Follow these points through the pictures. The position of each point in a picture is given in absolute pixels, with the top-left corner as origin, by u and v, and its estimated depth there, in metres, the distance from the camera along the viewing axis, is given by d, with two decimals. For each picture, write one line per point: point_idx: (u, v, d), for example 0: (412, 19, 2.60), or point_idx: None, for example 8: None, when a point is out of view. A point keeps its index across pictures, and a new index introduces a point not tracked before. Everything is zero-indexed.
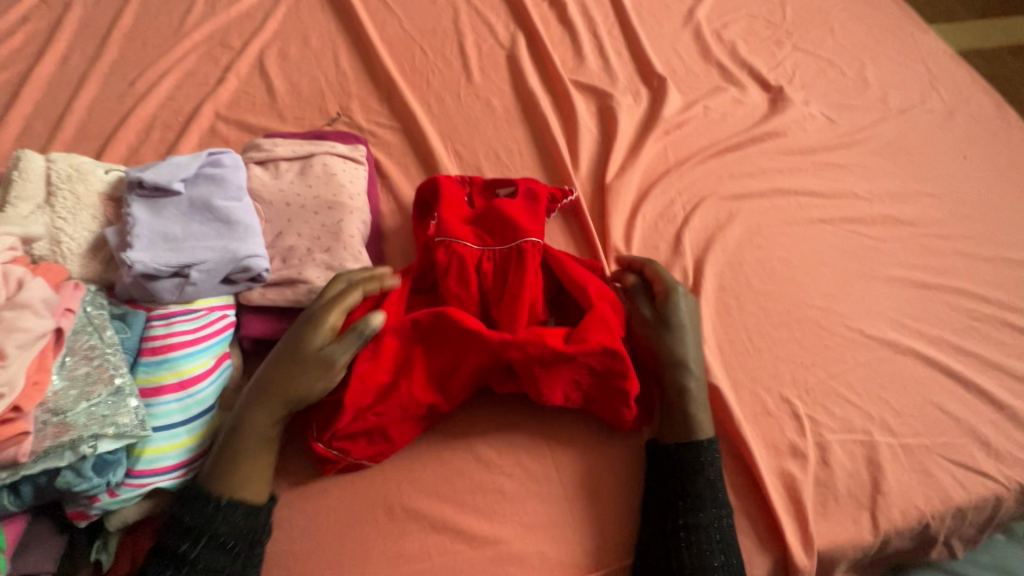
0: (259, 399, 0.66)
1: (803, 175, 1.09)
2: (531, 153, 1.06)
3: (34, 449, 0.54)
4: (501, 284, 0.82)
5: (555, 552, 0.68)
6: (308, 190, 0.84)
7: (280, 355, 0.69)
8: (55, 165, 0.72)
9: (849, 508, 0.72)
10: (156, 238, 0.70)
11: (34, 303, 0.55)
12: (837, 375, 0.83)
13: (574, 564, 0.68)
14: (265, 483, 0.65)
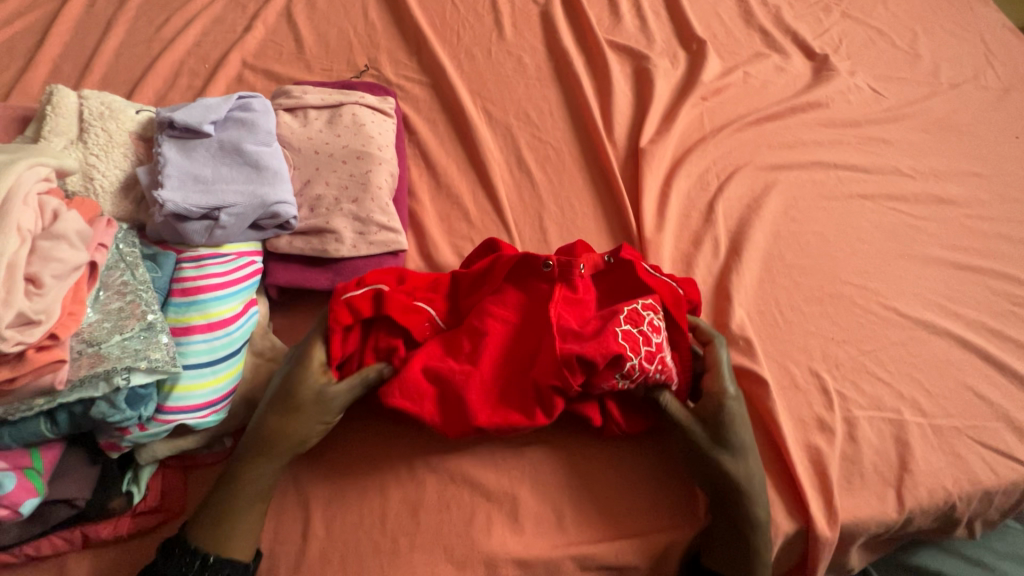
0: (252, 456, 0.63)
1: (844, 148, 1.04)
2: (562, 113, 1.03)
3: (70, 378, 0.55)
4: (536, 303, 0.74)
5: (571, 510, 0.68)
6: (336, 139, 0.82)
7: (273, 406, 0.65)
8: (87, 102, 0.72)
9: (875, 485, 0.71)
10: (186, 179, 0.70)
11: (69, 234, 0.55)
12: (868, 353, 0.81)
13: (587, 525, 0.67)
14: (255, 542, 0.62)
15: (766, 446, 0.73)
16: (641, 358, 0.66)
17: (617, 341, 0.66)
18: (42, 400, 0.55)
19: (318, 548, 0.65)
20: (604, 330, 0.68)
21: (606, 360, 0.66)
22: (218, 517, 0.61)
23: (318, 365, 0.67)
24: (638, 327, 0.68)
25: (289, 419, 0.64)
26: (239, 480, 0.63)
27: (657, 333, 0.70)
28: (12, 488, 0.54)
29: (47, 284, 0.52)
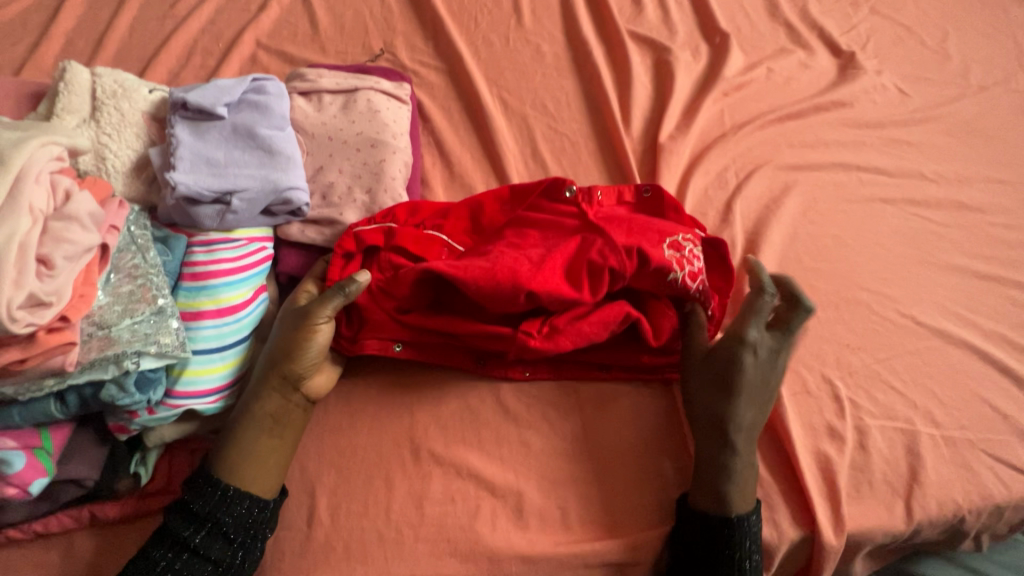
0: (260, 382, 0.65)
1: (867, 149, 1.02)
2: (579, 105, 1.01)
3: (80, 360, 0.55)
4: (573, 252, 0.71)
5: (575, 508, 0.68)
6: (350, 126, 0.81)
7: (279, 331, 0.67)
8: (101, 80, 0.71)
9: (884, 495, 0.70)
10: (198, 161, 0.69)
11: (81, 216, 0.54)
12: (882, 361, 0.79)
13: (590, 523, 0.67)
14: (272, 476, 0.63)
15: (775, 452, 0.72)
16: (686, 274, 0.71)
17: (664, 256, 0.70)
18: (52, 380, 0.54)
19: (322, 535, 0.65)
20: (654, 243, 0.71)
21: (654, 267, 0.69)
22: (225, 453, 0.62)
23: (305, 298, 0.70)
24: (680, 258, 0.71)
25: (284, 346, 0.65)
26: (247, 405, 0.64)
27: (695, 264, 0.72)
28: (22, 467, 0.55)
29: (59, 265, 0.52)
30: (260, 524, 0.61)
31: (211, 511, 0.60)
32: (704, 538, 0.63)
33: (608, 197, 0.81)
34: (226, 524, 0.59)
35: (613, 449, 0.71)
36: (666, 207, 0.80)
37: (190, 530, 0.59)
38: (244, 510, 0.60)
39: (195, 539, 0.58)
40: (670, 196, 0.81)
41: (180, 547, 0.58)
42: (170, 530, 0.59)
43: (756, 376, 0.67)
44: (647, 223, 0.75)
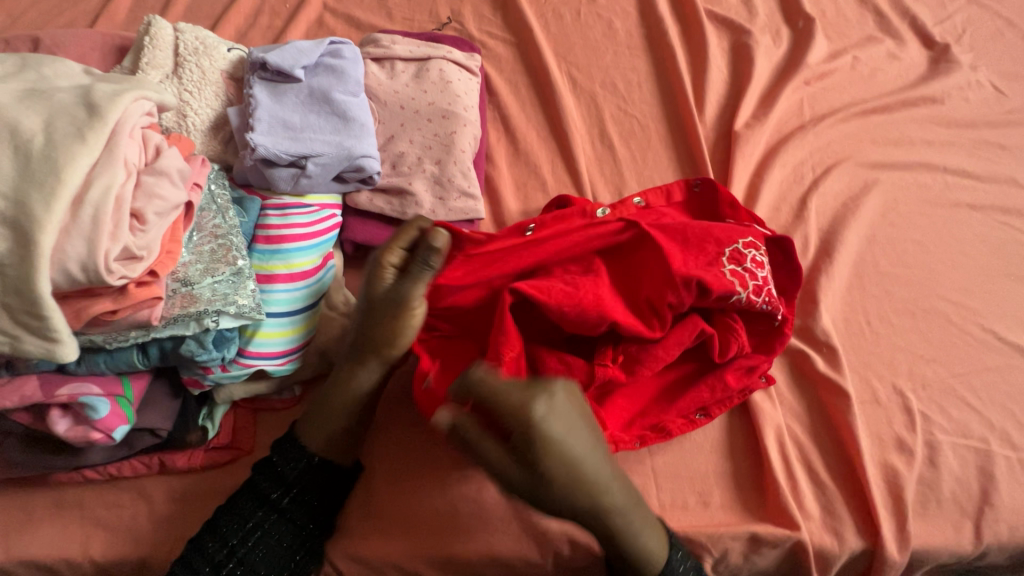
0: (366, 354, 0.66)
1: (956, 150, 0.95)
2: (650, 87, 0.97)
3: (164, 314, 0.56)
4: (637, 265, 0.68)
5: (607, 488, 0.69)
6: (422, 95, 0.80)
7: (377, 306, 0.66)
8: (183, 36, 0.71)
9: (952, 514, 0.67)
10: (276, 123, 0.69)
11: (171, 172, 0.55)
12: (960, 376, 0.75)
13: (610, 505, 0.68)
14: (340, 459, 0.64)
15: (837, 460, 0.69)
16: (750, 292, 0.65)
17: (725, 277, 0.65)
18: (138, 332, 0.55)
19: (381, 502, 0.67)
20: (712, 266, 0.66)
21: (718, 295, 0.64)
22: (319, 412, 0.64)
23: (391, 266, 0.65)
24: (744, 272, 0.66)
25: (372, 319, 0.64)
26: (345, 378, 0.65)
27: (762, 269, 0.68)
28: (106, 414, 0.56)
29: (150, 221, 0.53)
30: (338, 487, 0.65)
31: (299, 477, 0.63)
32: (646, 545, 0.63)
33: (655, 198, 0.78)
34: (309, 489, 0.63)
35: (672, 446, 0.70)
36: (721, 200, 0.77)
37: (278, 492, 0.62)
38: (327, 476, 0.64)
39: (282, 502, 0.62)
40: (724, 187, 0.78)
41: (267, 506, 0.62)
42: (257, 488, 0.62)
43: (565, 436, 0.56)
44: (704, 230, 0.68)
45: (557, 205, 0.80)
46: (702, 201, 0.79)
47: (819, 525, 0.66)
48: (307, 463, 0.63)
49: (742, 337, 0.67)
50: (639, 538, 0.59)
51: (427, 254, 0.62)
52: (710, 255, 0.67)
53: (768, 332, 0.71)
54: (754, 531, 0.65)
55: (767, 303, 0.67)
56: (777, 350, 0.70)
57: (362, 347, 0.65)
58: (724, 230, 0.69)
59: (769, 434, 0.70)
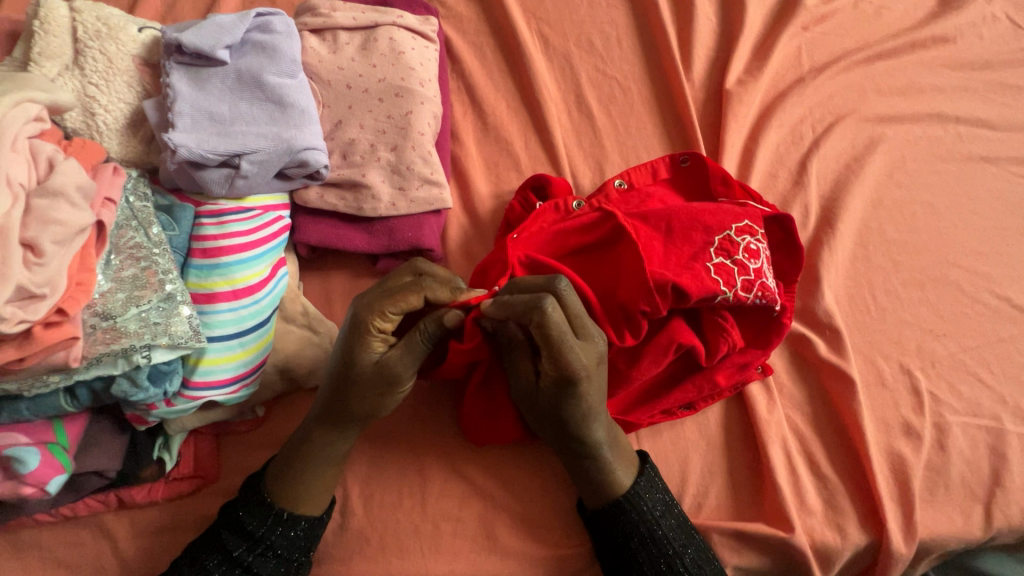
0: (332, 426, 0.58)
1: (968, 96, 0.87)
2: (632, 42, 0.87)
3: (86, 354, 0.49)
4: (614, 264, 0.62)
5: (568, 500, 0.64)
6: (372, 71, 0.70)
7: (353, 382, 0.56)
8: (81, 17, 0.60)
9: (960, 499, 0.64)
10: (201, 117, 0.60)
11: (68, 190, 0.46)
12: (970, 350, 0.70)
13: (572, 515, 0.64)
14: (325, 497, 0.59)
15: (841, 450, 0.65)
16: (737, 290, 0.59)
17: (709, 276, 0.59)
18: (57, 377, 0.49)
19: (356, 526, 0.62)
20: (694, 262, 0.60)
21: (699, 297, 0.58)
22: (289, 474, 0.58)
23: (379, 330, 0.57)
24: (733, 266, 0.60)
25: (355, 394, 0.57)
26: (310, 444, 0.58)
27: (755, 259, 0.61)
28: (37, 465, 0.51)
29: (48, 252, 0.45)
30: (314, 538, 0.59)
31: (267, 533, 0.56)
32: (612, 554, 0.59)
33: (639, 176, 0.71)
34: (279, 546, 0.57)
35: (663, 449, 0.65)
36: (711, 176, 0.70)
37: (243, 548, 0.56)
38: (299, 532, 0.58)
39: (247, 558, 0.56)
40: (714, 162, 0.70)
41: (231, 560, 0.56)
42: (219, 539, 0.56)
43: (593, 415, 0.57)
44: (691, 218, 0.62)
45: (534, 189, 0.72)
46: (690, 179, 0.72)
47: (821, 520, 0.62)
48: (275, 519, 0.57)
49: (733, 335, 0.62)
50: (617, 474, 0.59)
51: (435, 331, 0.56)
52: (695, 246, 0.61)
53: (766, 323, 0.65)
54: (740, 528, 0.61)
55: (759, 297, 0.60)
56: (775, 343, 0.64)
57: (335, 418, 0.58)
58: (715, 215, 0.62)
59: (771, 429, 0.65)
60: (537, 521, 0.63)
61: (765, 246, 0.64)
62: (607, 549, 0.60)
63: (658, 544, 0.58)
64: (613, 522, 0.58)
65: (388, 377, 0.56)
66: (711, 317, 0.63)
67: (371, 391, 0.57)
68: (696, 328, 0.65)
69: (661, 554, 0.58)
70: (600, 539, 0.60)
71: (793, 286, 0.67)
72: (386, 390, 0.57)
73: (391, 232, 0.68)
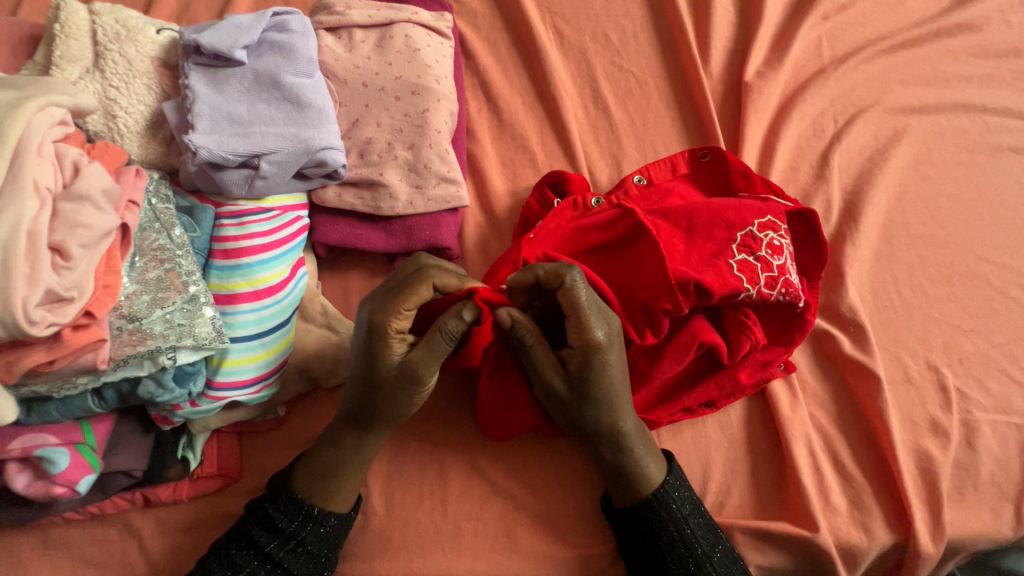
0: (363, 427, 0.59)
1: (996, 85, 0.84)
2: (648, 35, 0.85)
3: (113, 356, 0.49)
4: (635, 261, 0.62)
5: (590, 498, 0.64)
6: (387, 69, 0.70)
7: (377, 384, 0.57)
8: (101, 20, 0.61)
9: (990, 498, 0.62)
10: (220, 119, 0.60)
11: (94, 194, 0.47)
12: (999, 346, 0.69)
13: (592, 513, 0.64)
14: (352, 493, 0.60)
15: (866, 448, 0.64)
16: (760, 287, 0.59)
17: (732, 273, 0.58)
18: (86, 379, 0.50)
19: (378, 525, 0.63)
20: (716, 259, 0.59)
21: (722, 295, 0.58)
22: (322, 474, 0.59)
23: (397, 331, 0.56)
24: (756, 262, 0.59)
25: (383, 397, 0.57)
26: (342, 447, 0.59)
27: (779, 255, 0.60)
28: (67, 465, 0.52)
29: (76, 255, 0.45)
30: (341, 537, 0.60)
31: (297, 530, 0.57)
32: (638, 554, 0.59)
33: (658, 172, 0.70)
34: (309, 542, 0.57)
35: (685, 447, 0.64)
36: (732, 171, 0.69)
37: (274, 544, 0.57)
38: (328, 529, 0.58)
39: (279, 553, 0.56)
40: (734, 157, 0.69)
41: (262, 556, 0.56)
42: (250, 535, 0.57)
43: (617, 407, 0.58)
44: (712, 214, 0.61)
45: (552, 185, 0.72)
46: (710, 174, 0.71)
47: (846, 520, 0.61)
48: (304, 516, 0.57)
49: (756, 332, 0.61)
50: (648, 468, 0.59)
51: (453, 329, 0.55)
52: (717, 243, 0.60)
53: (789, 320, 0.64)
54: (764, 528, 0.61)
55: (783, 294, 0.60)
56: (798, 340, 0.63)
57: (366, 420, 0.58)
58: (737, 211, 0.61)
59: (791, 428, 0.64)
60: (562, 521, 0.63)
61: (788, 242, 0.62)
62: (634, 548, 0.60)
63: (688, 543, 0.58)
64: (642, 520, 0.58)
65: (413, 377, 0.56)
66: (734, 314, 0.62)
67: (397, 391, 0.56)
68: (718, 325, 0.64)
69: (691, 555, 0.57)
70: (625, 538, 0.60)
71: (817, 283, 0.66)
72: (414, 389, 0.57)
73: (409, 230, 0.68)
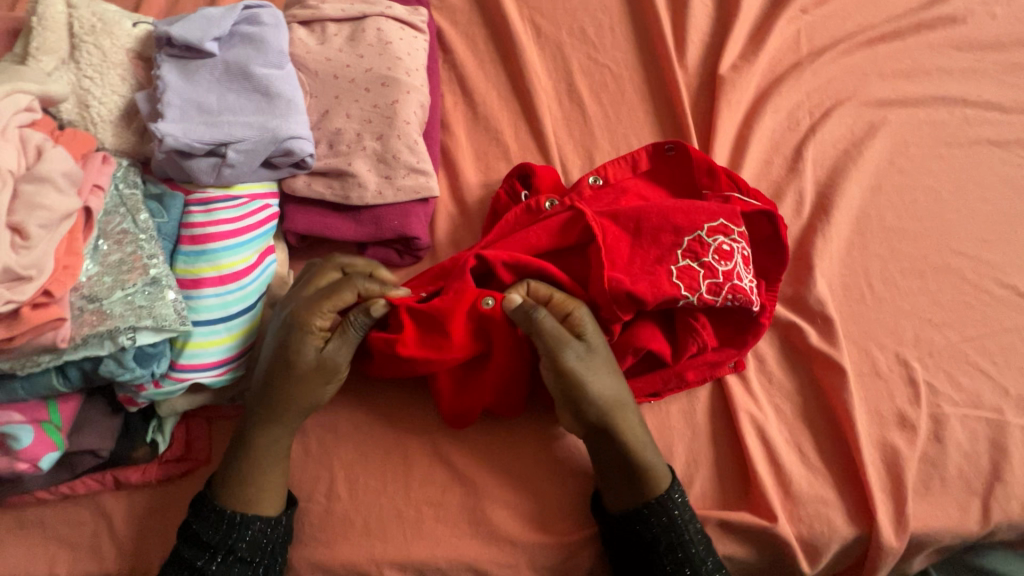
0: (268, 419, 0.60)
1: (978, 78, 0.83)
2: (625, 29, 0.86)
3: (73, 335, 0.51)
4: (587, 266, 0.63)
5: (563, 494, 0.64)
6: (359, 61, 0.71)
7: (286, 371, 0.59)
8: (78, 13, 0.62)
9: (957, 493, 0.61)
10: (189, 108, 0.61)
11: (54, 176, 0.48)
12: (972, 340, 0.68)
13: (566, 509, 0.64)
14: (276, 495, 0.61)
15: (832, 441, 0.64)
16: (701, 293, 0.59)
17: (670, 280, 0.59)
18: (48, 356, 0.51)
19: (341, 510, 0.63)
20: (658, 265, 0.60)
21: (657, 302, 0.59)
22: (238, 478, 0.60)
23: (319, 328, 0.60)
24: (699, 268, 0.59)
25: (293, 386, 0.60)
26: (255, 445, 0.60)
27: (726, 261, 0.60)
28: (30, 443, 0.53)
29: (34, 235, 0.47)
30: (275, 540, 0.60)
31: (221, 540, 0.58)
32: (641, 561, 0.59)
33: (616, 170, 0.70)
34: (239, 549, 0.58)
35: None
36: (698, 167, 0.69)
37: (204, 558, 0.58)
38: (255, 532, 0.59)
39: (209, 567, 0.57)
40: (699, 151, 0.69)
41: (194, 572, 0.57)
42: (179, 556, 0.57)
43: (600, 406, 0.59)
44: (661, 217, 0.61)
45: (519, 176, 0.72)
46: (675, 168, 0.71)
47: (809, 513, 0.61)
48: (228, 524, 0.58)
49: (704, 335, 0.62)
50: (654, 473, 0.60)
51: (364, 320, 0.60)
52: (663, 247, 0.61)
53: (743, 322, 0.64)
54: (725, 518, 0.60)
55: (730, 299, 0.60)
56: (752, 342, 0.63)
57: (277, 412, 0.60)
58: (687, 214, 0.61)
59: (754, 419, 0.64)
60: (547, 515, 0.63)
61: (743, 245, 0.62)
62: (636, 556, 0.60)
63: (684, 548, 0.58)
64: (642, 523, 0.58)
65: (328, 362, 0.60)
66: (685, 317, 0.62)
67: (309, 376, 0.60)
68: (669, 329, 0.64)
69: (686, 559, 0.58)
70: (630, 548, 0.60)
71: (775, 283, 0.66)
72: (330, 373, 0.60)
73: (378, 221, 0.69)
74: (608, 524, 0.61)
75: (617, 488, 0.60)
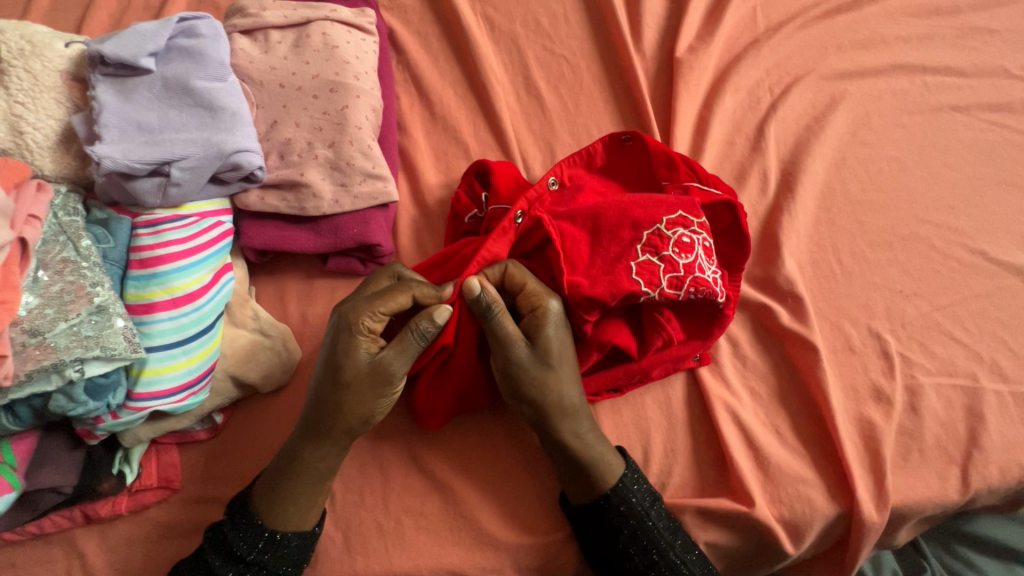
0: (315, 436, 0.57)
1: (935, 44, 0.83)
2: (579, 17, 0.84)
3: (17, 372, 0.49)
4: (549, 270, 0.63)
5: (529, 490, 0.63)
6: (305, 68, 0.69)
7: (329, 379, 0.57)
8: (5, 36, 0.60)
9: (936, 462, 0.61)
10: (128, 128, 0.59)
11: None
12: (943, 308, 0.67)
13: (537, 507, 0.63)
14: (314, 511, 0.59)
15: (808, 421, 0.63)
16: (662, 288, 0.58)
17: (629, 277, 0.58)
18: None
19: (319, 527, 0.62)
20: (618, 263, 0.59)
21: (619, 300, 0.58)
22: (277, 494, 0.57)
23: (367, 330, 0.58)
24: (660, 261, 0.58)
25: (346, 394, 0.57)
26: (303, 463, 0.57)
27: (687, 253, 0.59)
28: None
29: None
30: (305, 554, 0.59)
31: (258, 556, 0.56)
32: (609, 552, 0.59)
33: (572, 166, 0.68)
34: (271, 565, 0.57)
35: (625, 429, 0.64)
36: (654, 156, 0.68)
37: None
38: (291, 548, 0.57)
39: None
40: (655, 141, 0.68)
41: None
42: (208, 563, 0.56)
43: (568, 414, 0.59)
44: (619, 213, 0.60)
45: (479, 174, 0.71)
46: (635, 158, 0.71)
47: (790, 494, 0.60)
48: (266, 541, 0.57)
49: (670, 328, 0.61)
50: (609, 470, 0.59)
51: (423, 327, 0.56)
52: (622, 243, 0.59)
53: (709, 315, 0.64)
54: (705, 506, 0.60)
55: (692, 292, 0.59)
56: (718, 334, 0.63)
57: (327, 424, 0.57)
58: (645, 208, 0.60)
59: (729, 405, 0.63)
60: (520, 514, 0.63)
61: (704, 234, 0.61)
62: (602, 548, 0.59)
63: (649, 536, 0.58)
64: (603, 515, 0.58)
65: (384, 370, 0.57)
66: (653, 314, 0.61)
67: (357, 390, 0.57)
68: (638, 324, 0.64)
69: (652, 546, 0.58)
70: (593, 540, 0.60)
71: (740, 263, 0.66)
72: (382, 383, 0.57)
73: (336, 230, 0.67)
74: (574, 517, 0.60)
75: (573, 479, 0.59)
